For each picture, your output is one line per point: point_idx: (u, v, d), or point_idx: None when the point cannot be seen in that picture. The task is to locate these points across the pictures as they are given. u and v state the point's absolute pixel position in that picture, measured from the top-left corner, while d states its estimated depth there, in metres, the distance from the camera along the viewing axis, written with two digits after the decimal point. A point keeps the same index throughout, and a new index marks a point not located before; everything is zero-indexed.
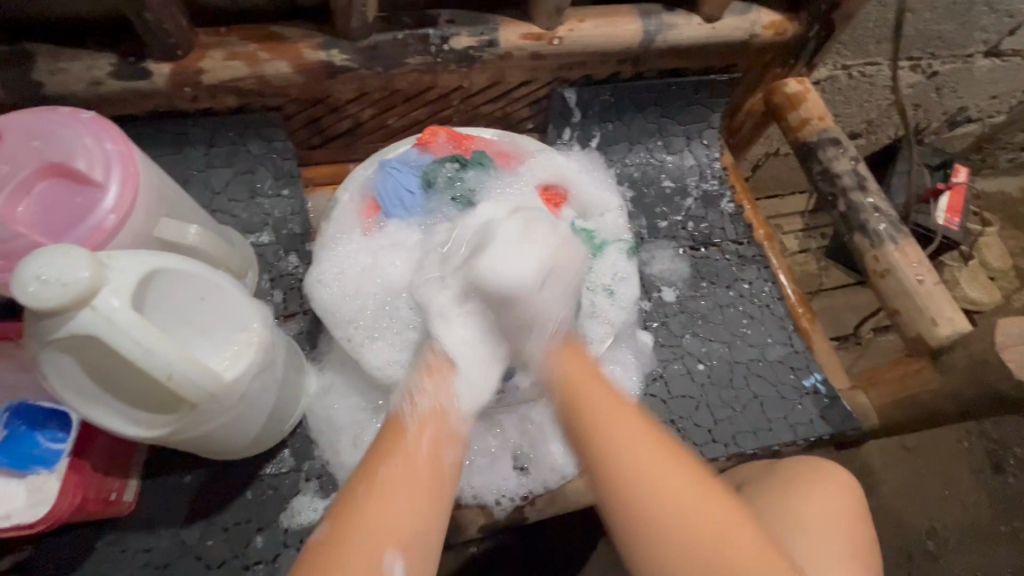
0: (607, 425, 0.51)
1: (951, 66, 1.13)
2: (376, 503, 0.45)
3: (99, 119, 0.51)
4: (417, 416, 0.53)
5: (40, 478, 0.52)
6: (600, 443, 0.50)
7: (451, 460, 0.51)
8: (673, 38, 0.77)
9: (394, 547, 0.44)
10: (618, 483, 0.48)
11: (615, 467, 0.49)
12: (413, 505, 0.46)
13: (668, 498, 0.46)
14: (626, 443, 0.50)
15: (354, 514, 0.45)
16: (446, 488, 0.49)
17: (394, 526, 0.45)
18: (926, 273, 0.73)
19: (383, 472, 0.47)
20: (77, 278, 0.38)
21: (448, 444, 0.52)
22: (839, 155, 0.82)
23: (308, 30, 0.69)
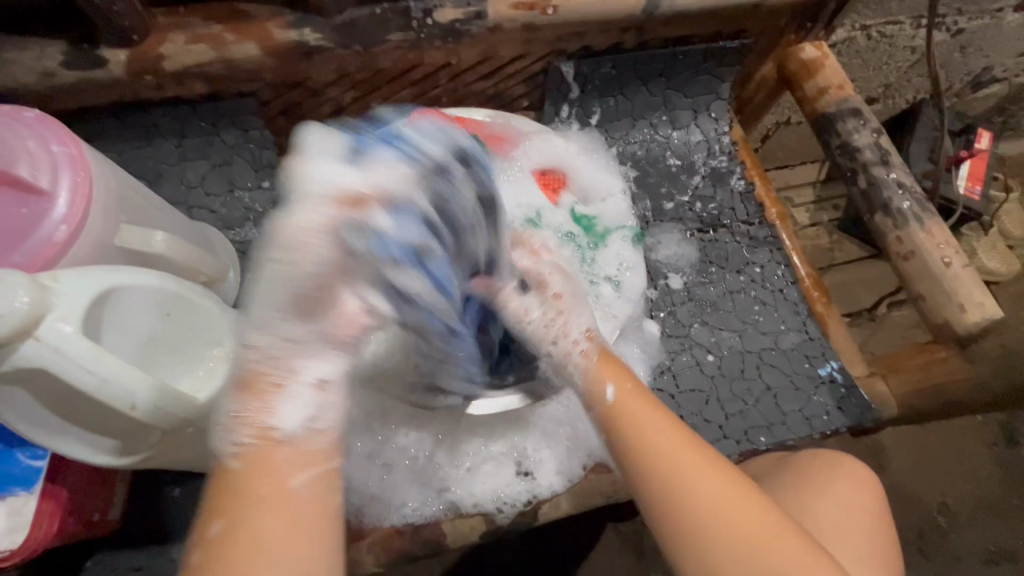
0: (667, 451, 0.47)
1: (979, 22, 1.05)
2: (228, 567, 0.35)
3: (45, 118, 0.46)
4: (241, 451, 0.38)
5: (19, 499, 0.49)
6: (649, 473, 0.47)
7: (309, 486, 0.38)
8: (679, 3, 0.71)
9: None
10: (684, 528, 0.45)
11: (680, 516, 0.45)
12: (268, 561, 0.35)
13: (761, 562, 0.44)
14: (696, 498, 0.45)
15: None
16: (321, 518, 0.38)
17: None
18: (954, 254, 0.68)
19: (223, 527, 0.36)
20: (14, 308, 0.34)
21: (302, 469, 0.39)
22: (860, 127, 0.76)
23: (277, 7, 0.63)
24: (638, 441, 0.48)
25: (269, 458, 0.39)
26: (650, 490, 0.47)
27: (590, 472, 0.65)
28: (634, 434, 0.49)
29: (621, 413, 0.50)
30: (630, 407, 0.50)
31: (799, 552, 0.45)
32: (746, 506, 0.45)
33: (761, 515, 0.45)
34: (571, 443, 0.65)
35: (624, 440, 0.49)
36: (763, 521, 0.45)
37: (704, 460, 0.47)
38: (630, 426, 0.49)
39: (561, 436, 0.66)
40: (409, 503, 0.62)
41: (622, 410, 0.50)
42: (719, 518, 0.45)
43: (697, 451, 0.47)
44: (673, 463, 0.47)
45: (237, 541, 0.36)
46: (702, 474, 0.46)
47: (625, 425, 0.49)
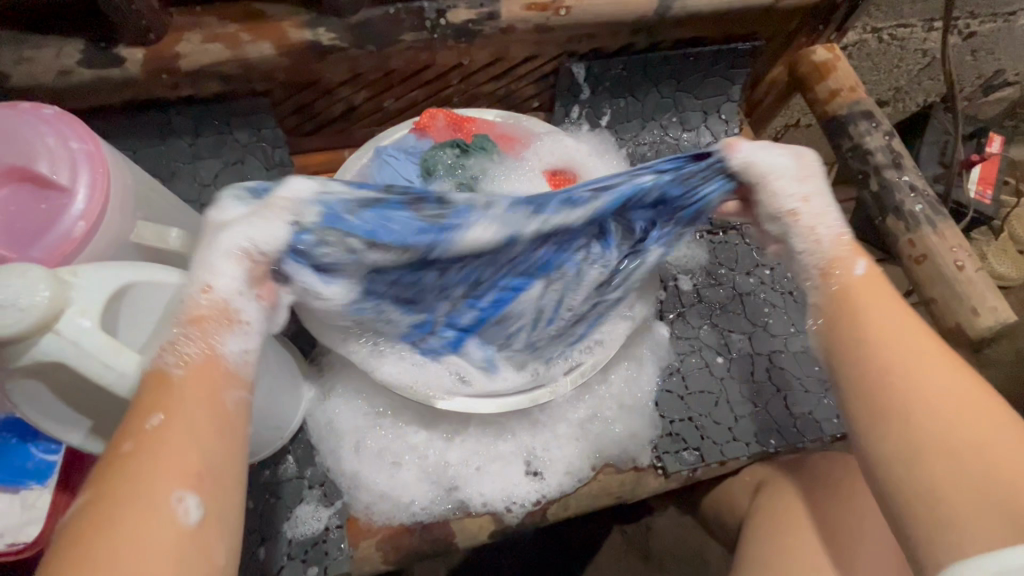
0: (889, 337, 0.43)
1: (991, 25, 1.04)
2: (149, 457, 0.35)
3: (63, 115, 0.47)
4: (185, 363, 0.39)
5: (33, 492, 0.50)
6: (895, 367, 0.42)
7: (234, 403, 0.40)
8: (691, 4, 0.71)
9: (179, 486, 0.35)
10: (913, 419, 0.40)
11: (904, 408, 0.40)
12: (195, 445, 0.36)
13: (975, 462, 0.38)
14: (927, 394, 0.40)
15: (130, 468, 0.35)
16: (235, 429, 0.39)
17: (169, 473, 0.35)
18: (967, 258, 0.67)
19: (151, 423, 0.36)
20: (36, 302, 0.35)
21: (229, 388, 0.40)
22: (872, 130, 0.75)
23: (292, 7, 0.64)
24: (859, 330, 0.44)
25: (197, 367, 0.39)
26: (869, 387, 0.42)
27: (599, 473, 0.66)
28: (854, 326, 0.45)
29: (854, 301, 0.45)
30: (864, 302, 0.45)
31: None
32: (965, 386, 0.41)
33: (994, 417, 0.40)
34: (581, 445, 0.66)
35: (845, 334, 0.45)
36: (995, 408, 0.40)
37: (922, 350, 0.42)
38: (888, 331, 0.43)
39: (570, 437, 0.66)
40: (417, 502, 0.62)
41: (852, 306, 0.45)
42: (942, 414, 0.39)
43: (915, 347, 0.43)
44: (899, 358, 0.42)
45: (170, 435, 0.36)
46: (941, 372, 0.41)
47: (852, 310, 0.45)
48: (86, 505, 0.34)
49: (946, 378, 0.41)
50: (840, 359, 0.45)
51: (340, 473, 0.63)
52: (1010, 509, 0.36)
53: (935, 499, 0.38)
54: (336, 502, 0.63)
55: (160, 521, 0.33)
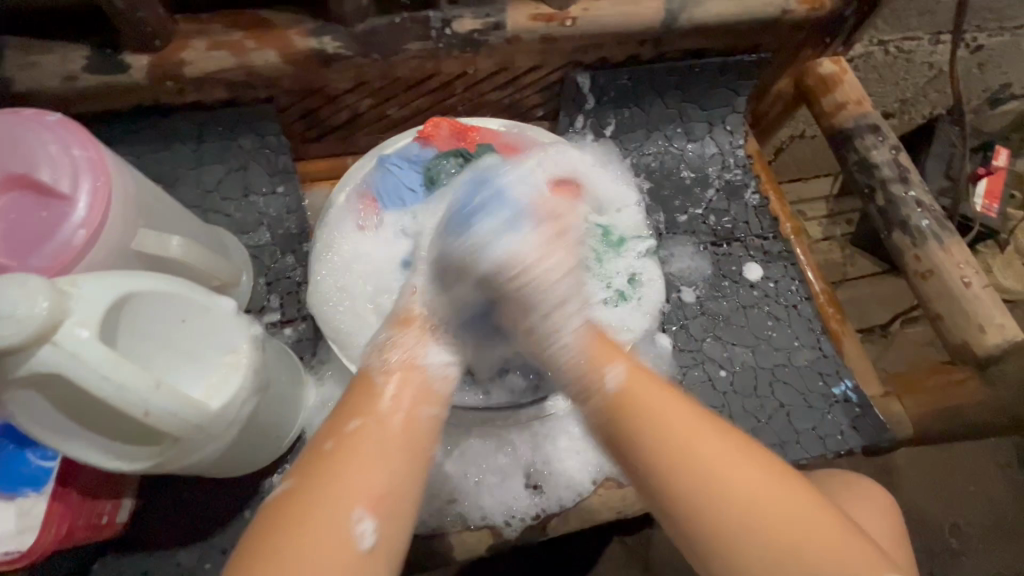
0: (666, 425, 0.45)
1: (998, 39, 1.04)
2: (345, 459, 0.42)
3: (66, 122, 0.47)
4: (389, 372, 0.49)
5: (28, 500, 0.49)
6: (666, 464, 0.44)
7: (426, 420, 0.47)
8: (698, 16, 0.71)
9: (361, 506, 0.41)
10: (733, 516, 0.42)
11: (697, 492, 0.43)
12: (383, 467, 0.43)
13: (802, 543, 0.40)
14: (742, 484, 0.42)
15: (330, 468, 0.42)
16: (418, 455, 0.45)
17: (359, 488, 0.41)
18: (973, 274, 0.67)
19: (353, 427, 0.44)
20: (33, 313, 0.35)
21: (421, 404, 0.47)
22: (878, 144, 0.75)
23: (298, 15, 0.64)
24: (636, 417, 0.46)
25: (398, 378, 0.49)
26: (668, 478, 0.44)
27: (600, 487, 0.65)
28: (629, 412, 0.47)
29: (627, 394, 0.47)
30: (631, 374, 0.49)
31: (792, 495, 0.42)
32: (740, 462, 0.43)
33: (798, 488, 0.43)
34: (582, 457, 0.65)
35: (621, 431, 0.47)
36: (745, 470, 0.43)
37: (680, 419, 0.46)
38: (658, 423, 0.45)
39: (572, 451, 0.65)
40: (416, 513, 0.61)
41: (629, 398, 0.47)
42: (745, 506, 0.42)
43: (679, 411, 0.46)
44: (703, 451, 0.44)
45: (368, 443, 0.43)
46: (734, 460, 0.43)
47: (626, 395, 0.47)
48: (289, 493, 0.41)
49: (745, 462, 0.43)
50: (616, 445, 0.47)
51: None
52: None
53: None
54: None
55: (342, 541, 0.39)
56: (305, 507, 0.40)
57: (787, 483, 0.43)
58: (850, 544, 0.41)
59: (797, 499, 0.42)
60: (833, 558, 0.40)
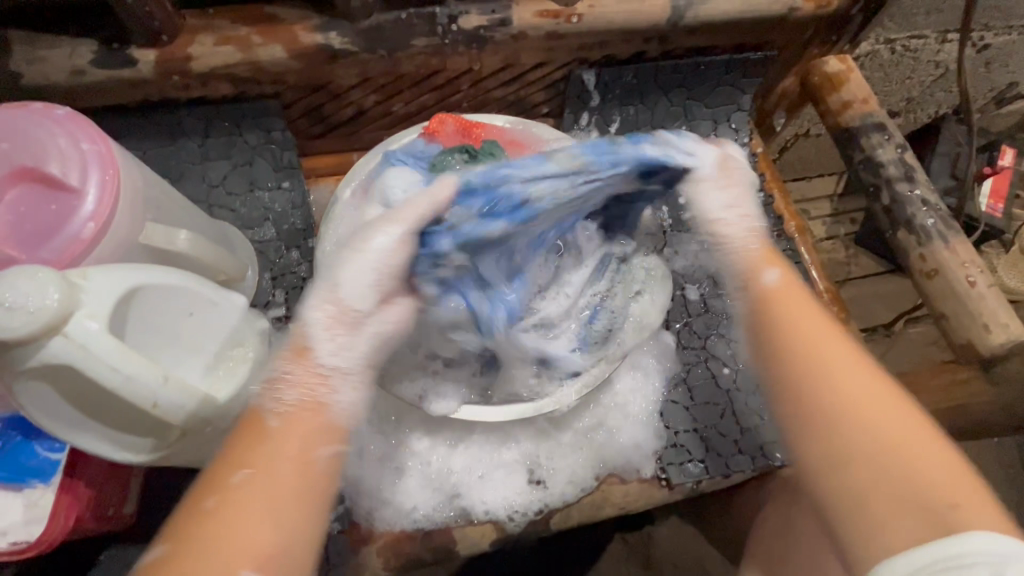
0: (821, 348, 0.44)
1: (1005, 38, 1.03)
2: (229, 517, 0.38)
3: (75, 116, 0.47)
4: (281, 410, 0.42)
5: (35, 491, 0.50)
6: (816, 367, 0.44)
7: (326, 462, 0.42)
8: (704, 14, 0.71)
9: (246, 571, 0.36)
10: (822, 410, 0.42)
11: (824, 409, 0.42)
12: (273, 518, 0.38)
13: (880, 451, 0.40)
14: (853, 390, 0.42)
15: (204, 530, 0.37)
16: (313, 498, 0.41)
17: (240, 547, 0.37)
18: (978, 273, 0.67)
19: (236, 480, 0.39)
20: (45, 304, 0.35)
21: (321, 444, 0.42)
22: (884, 142, 0.75)
23: (304, 11, 0.64)
24: (777, 332, 0.47)
25: (300, 415, 0.43)
26: (783, 389, 0.45)
27: (603, 483, 0.65)
28: (780, 326, 0.47)
29: (771, 306, 0.48)
30: (784, 301, 0.48)
31: (917, 426, 0.41)
32: (894, 401, 0.42)
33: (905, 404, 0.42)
34: (584, 453, 0.65)
35: (770, 341, 0.46)
36: (894, 407, 0.41)
37: (855, 357, 0.44)
38: (808, 335, 0.45)
39: (574, 447, 0.65)
40: (419, 508, 0.62)
41: (775, 315, 0.47)
42: (869, 427, 0.41)
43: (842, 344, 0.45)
44: (835, 357, 0.44)
45: (252, 495, 0.38)
46: (851, 366, 0.43)
47: (771, 310, 0.48)
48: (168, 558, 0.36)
49: (890, 397, 0.42)
50: (768, 353, 0.46)
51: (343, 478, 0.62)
52: (936, 524, 0.37)
53: (852, 489, 0.40)
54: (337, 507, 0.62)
55: None
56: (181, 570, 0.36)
57: (912, 424, 0.41)
58: (952, 462, 0.39)
59: (918, 436, 0.40)
60: (912, 470, 0.39)
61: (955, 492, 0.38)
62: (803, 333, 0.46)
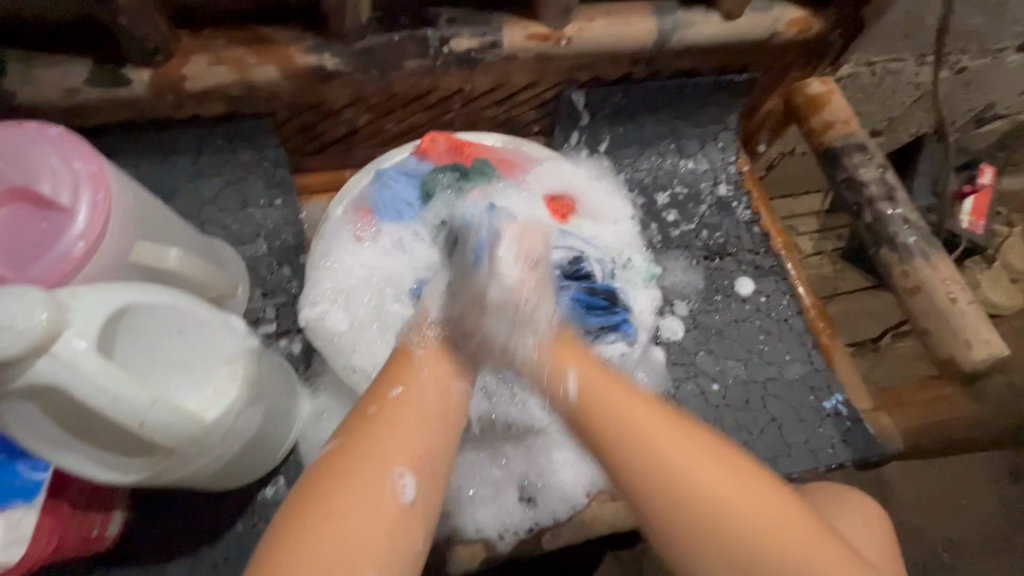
0: (624, 407, 0.45)
1: (982, 61, 1.07)
2: (389, 426, 0.47)
3: (67, 135, 0.47)
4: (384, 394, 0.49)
5: (17, 512, 0.49)
6: (642, 465, 0.43)
7: (457, 392, 0.52)
8: (689, 37, 0.72)
9: (403, 464, 0.46)
10: (700, 510, 0.42)
11: (643, 490, 0.43)
12: (421, 428, 0.48)
13: (756, 536, 0.41)
14: (701, 478, 0.42)
15: (369, 435, 0.47)
16: (454, 416, 0.51)
17: (399, 450, 0.46)
18: (959, 290, 0.68)
19: (392, 395, 0.49)
20: (32, 325, 0.35)
21: (451, 380, 0.52)
22: (866, 162, 0.77)
23: (298, 32, 0.65)
24: (609, 403, 0.46)
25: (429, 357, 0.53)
26: (636, 478, 0.43)
27: (592, 499, 0.64)
28: (601, 406, 0.46)
29: (593, 394, 0.47)
30: (601, 394, 0.47)
31: (737, 479, 0.42)
32: (710, 461, 0.43)
33: (764, 477, 0.43)
34: (576, 471, 0.65)
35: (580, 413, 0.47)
36: (723, 472, 0.43)
37: (652, 414, 0.45)
38: (627, 424, 0.45)
39: (565, 464, 0.65)
40: None
41: (591, 398, 0.47)
42: (693, 496, 0.42)
43: (641, 403, 0.46)
44: (652, 426, 0.44)
45: (402, 408, 0.49)
46: (689, 444, 0.43)
47: (591, 401, 0.46)
48: (332, 456, 0.46)
49: (693, 447, 0.43)
50: (602, 439, 0.45)
51: None
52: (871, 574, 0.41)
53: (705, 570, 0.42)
54: None
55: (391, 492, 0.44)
56: (339, 478, 0.44)
57: (754, 484, 0.43)
58: (811, 530, 0.42)
59: (748, 492, 0.42)
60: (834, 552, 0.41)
61: (810, 544, 0.41)
62: (597, 387, 0.47)
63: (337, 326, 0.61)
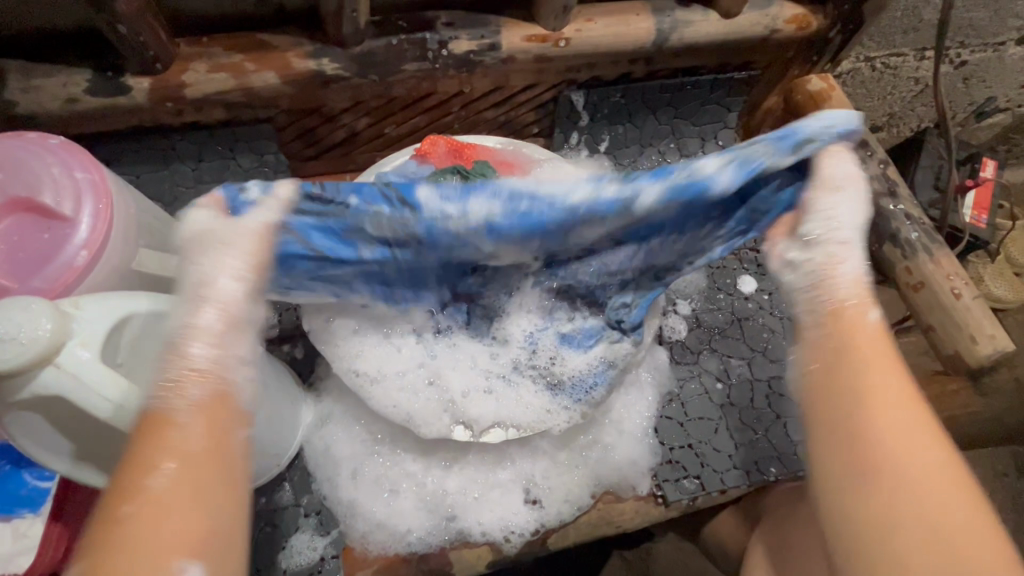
0: (875, 378, 0.43)
1: (982, 55, 1.06)
2: (155, 513, 0.36)
3: (69, 144, 0.47)
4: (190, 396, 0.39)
5: (25, 521, 0.49)
6: (866, 426, 0.41)
7: (239, 444, 0.40)
8: (689, 36, 0.72)
9: (183, 556, 0.35)
10: (878, 510, 0.39)
11: (841, 444, 0.42)
12: (202, 501, 0.37)
13: (916, 541, 0.38)
14: (927, 489, 0.39)
15: (141, 511, 0.36)
16: (232, 460, 0.39)
17: (179, 533, 0.36)
18: (963, 285, 0.68)
19: (149, 479, 0.36)
20: (37, 336, 0.35)
21: (232, 427, 0.40)
22: (867, 158, 0.76)
23: (297, 37, 0.65)
24: (845, 378, 0.43)
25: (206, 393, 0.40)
26: (835, 445, 0.42)
27: (598, 501, 0.65)
28: (854, 368, 0.43)
29: (849, 359, 0.44)
30: (845, 379, 0.43)
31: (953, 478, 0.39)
32: (933, 460, 0.40)
33: (962, 481, 0.40)
34: (581, 471, 0.65)
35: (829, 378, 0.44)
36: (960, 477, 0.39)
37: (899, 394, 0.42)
38: (849, 390, 0.43)
39: (570, 465, 0.65)
40: (413, 531, 0.61)
41: (840, 357, 0.44)
42: (915, 480, 0.39)
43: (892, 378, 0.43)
44: (884, 391, 0.42)
45: (163, 487, 0.36)
46: (922, 436, 0.41)
47: (848, 361, 0.44)
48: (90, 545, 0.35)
49: (926, 436, 0.41)
50: (826, 405, 0.43)
51: (336, 501, 0.62)
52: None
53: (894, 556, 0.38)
54: (332, 531, 0.61)
55: None
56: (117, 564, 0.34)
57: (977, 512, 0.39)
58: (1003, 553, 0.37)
59: (946, 489, 0.39)
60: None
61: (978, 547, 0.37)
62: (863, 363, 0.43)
63: (340, 329, 0.59)
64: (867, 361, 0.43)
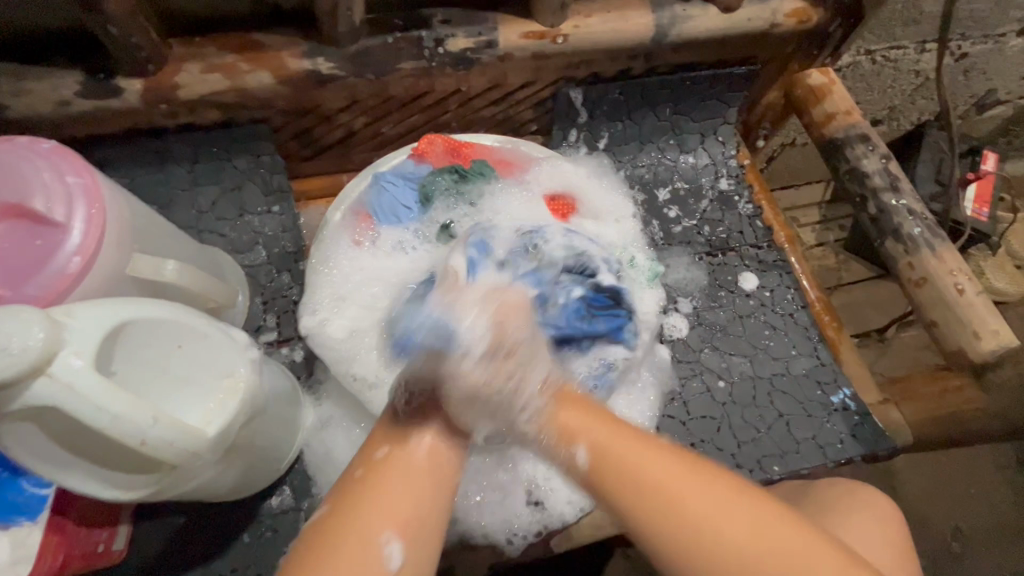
0: (643, 462, 0.42)
1: (983, 47, 1.05)
2: (375, 487, 0.41)
3: (60, 149, 0.47)
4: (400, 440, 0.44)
5: (22, 530, 0.48)
6: (679, 512, 0.40)
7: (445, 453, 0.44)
8: (688, 31, 0.72)
9: (390, 530, 0.39)
10: (715, 555, 0.39)
11: (650, 505, 0.41)
12: (413, 493, 0.41)
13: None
14: (706, 529, 0.40)
15: (357, 492, 0.41)
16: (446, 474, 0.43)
17: (392, 513, 0.40)
18: (967, 280, 0.67)
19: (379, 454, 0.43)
20: (28, 346, 0.34)
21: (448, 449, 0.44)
22: (868, 153, 0.76)
23: (291, 36, 0.64)
24: (621, 474, 0.42)
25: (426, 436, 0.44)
26: (650, 522, 0.41)
27: (601, 501, 0.64)
28: (617, 461, 0.42)
29: (607, 458, 0.43)
30: (615, 450, 0.43)
31: (756, 527, 0.41)
32: (714, 497, 0.41)
33: (756, 501, 0.42)
34: None
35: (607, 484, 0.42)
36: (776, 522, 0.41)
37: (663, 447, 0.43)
38: (635, 474, 0.42)
39: None
40: None
41: (602, 459, 0.43)
42: (711, 534, 0.40)
43: (632, 436, 0.44)
44: (659, 475, 0.41)
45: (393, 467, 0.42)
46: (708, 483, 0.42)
47: (606, 459, 0.43)
48: (321, 519, 0.40)
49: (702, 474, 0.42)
50: (614, 489, 0.42)
51: None
52: None
53: None
54: None
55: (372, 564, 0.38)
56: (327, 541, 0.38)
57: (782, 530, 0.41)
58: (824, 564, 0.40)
59: (782, 531, 0.40)
60: None
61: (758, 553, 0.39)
62: (627, 446, 0.43)
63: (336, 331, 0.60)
64: (633, 449, 0.43)
